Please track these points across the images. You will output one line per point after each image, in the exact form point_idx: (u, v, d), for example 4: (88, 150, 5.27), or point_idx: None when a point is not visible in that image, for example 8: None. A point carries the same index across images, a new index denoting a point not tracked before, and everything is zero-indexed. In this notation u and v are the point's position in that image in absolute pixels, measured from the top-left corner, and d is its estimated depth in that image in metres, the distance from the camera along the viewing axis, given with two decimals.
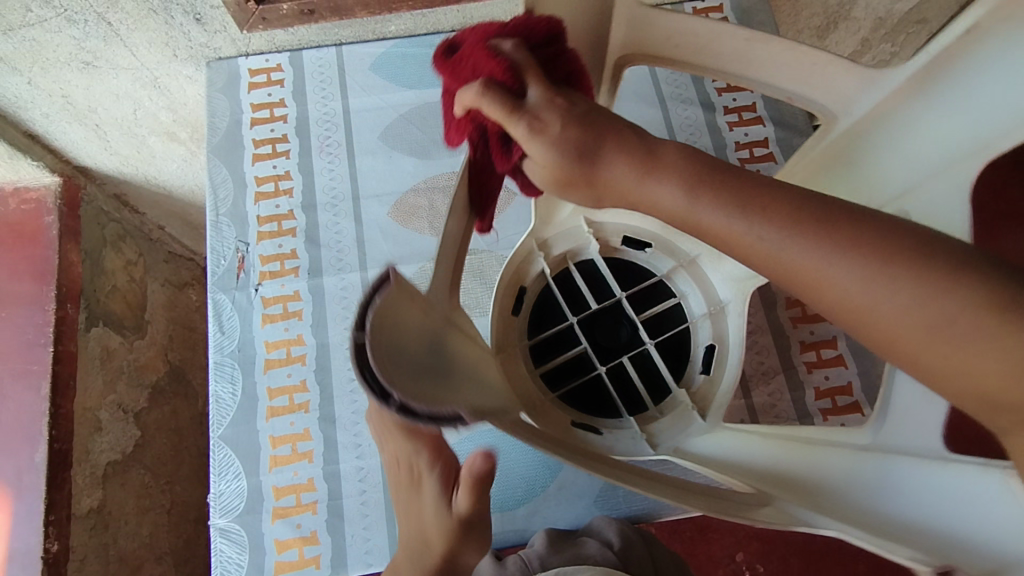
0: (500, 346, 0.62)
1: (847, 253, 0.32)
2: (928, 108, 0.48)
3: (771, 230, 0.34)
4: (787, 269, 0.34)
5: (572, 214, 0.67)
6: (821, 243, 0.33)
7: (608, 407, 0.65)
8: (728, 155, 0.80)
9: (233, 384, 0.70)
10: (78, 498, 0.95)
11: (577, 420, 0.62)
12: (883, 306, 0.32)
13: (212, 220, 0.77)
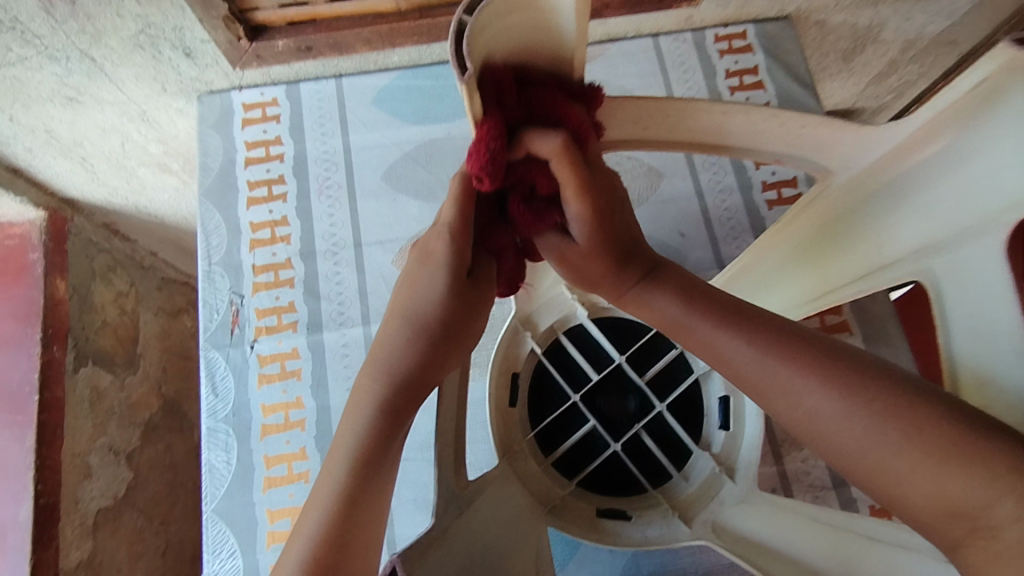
0: (506, 448, 0.63)
1: (828, 385, 0.29)
2: (877, 205, 0.42)
3: (702, 320, 0.35)
4: (756, 391, 0.32)
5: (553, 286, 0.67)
6: (806, 372, 0.30)
7: (631, 485, 0.64)
8: (755, 196, 0.74)
9: (228, 452, 0.65)
10: (66, 552, 0.90)
11: (601, 507, 0.63)
12: (854, 442, 0.28)
13: (204, 270, 0.72)
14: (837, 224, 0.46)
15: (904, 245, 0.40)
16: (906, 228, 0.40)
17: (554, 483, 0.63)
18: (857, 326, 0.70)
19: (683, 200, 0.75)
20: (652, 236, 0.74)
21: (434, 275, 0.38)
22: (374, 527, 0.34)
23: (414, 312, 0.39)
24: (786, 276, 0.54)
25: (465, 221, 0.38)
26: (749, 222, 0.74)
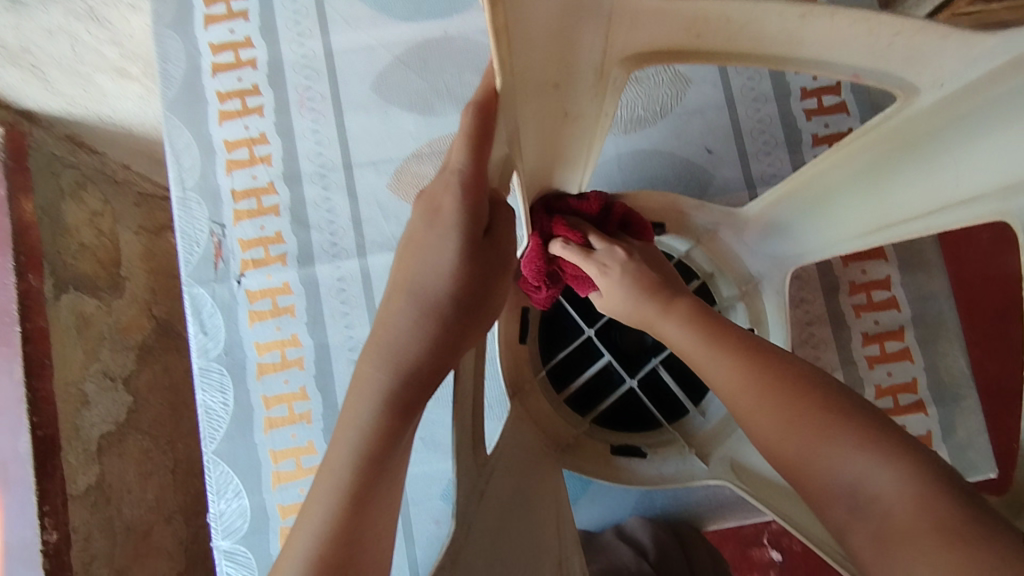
0: (517, 387, 0.58)
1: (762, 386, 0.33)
2: (934, 147, 0.37)
3: (686, 334, 0.39)
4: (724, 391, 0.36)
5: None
6: (748, 373, 0.34)
7: (645, 420, 0.62)
8: (792, 105, 0.66)
9: (224, 393, 0.62)
10: (73, 477, 0.82)
11: (616, 444, 0.60)
12: (774, 432, 0.31)
13: (178, 196, 0.64)
14: (886, 161, 0.41)
15: (983, 183, 0.35)
16: (984, 165, 0.35)
17: (566, 423, 0.59)
18: (895, 251, 0.65)
19: (711, 110, 0.66)
20: (675, 153, 0.66)
21: (445, 246, 0.36)
22: (381, 517, 0.32)
23: (425, 290, 0.36)
24: (816, 215, 0.50)
25: (476, 179, 0.33)
26: (784, 136, 0.66)
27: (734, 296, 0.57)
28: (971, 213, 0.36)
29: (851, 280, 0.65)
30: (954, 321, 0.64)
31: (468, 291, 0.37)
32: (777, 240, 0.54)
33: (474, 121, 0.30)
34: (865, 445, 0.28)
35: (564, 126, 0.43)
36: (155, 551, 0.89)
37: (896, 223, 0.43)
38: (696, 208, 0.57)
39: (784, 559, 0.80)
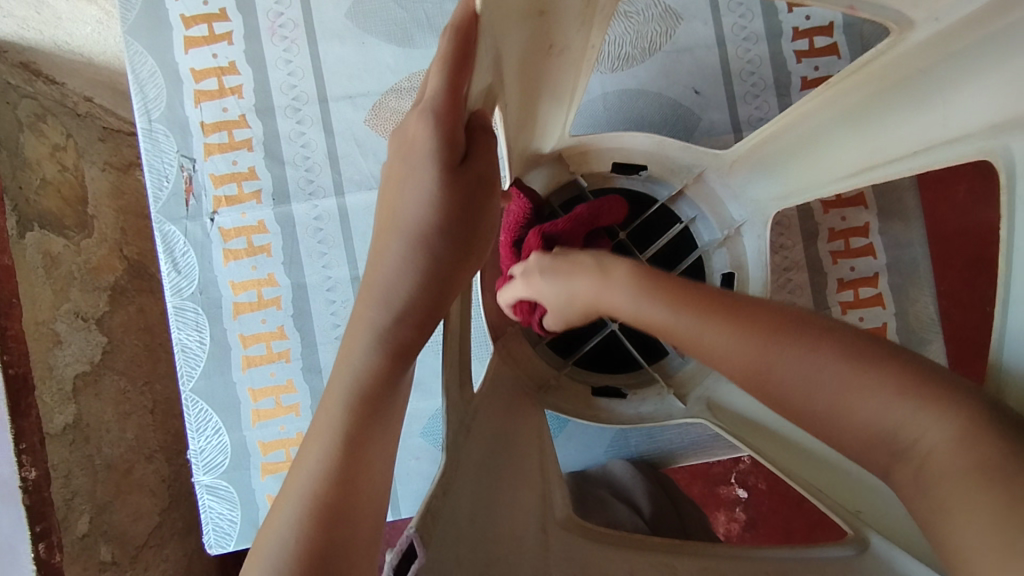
0: (500, 332, 0.57)
1: (732, 323, 0.33)
2: (922, 85, 0.37)
3: (644, 300, 0.37)
4: (691, 344, 0.34)
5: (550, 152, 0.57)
6: (710, 319, 0.34)
7: (628, 361, 0.63)
8: (783, 46, 0.64)
9: (200, 331, 0.61)
10: (50, 416, 0.78)
11: (596, 386, 0.61)
12: (792, 374, 0.30)
13: (143, 127, 0.61)
14: (873, 100, 0.41)
15: (970, 120, 0.35)
16: (974, 99, 0.35)
17: (548, 365, 0.59)
18: (875, 197, 0.65)
19: (701, 49, 0.64)
20: (661, 93, 0.65)
21: (429, 178, 0.35)
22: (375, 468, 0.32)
23: (409, 219, 0.36)
24: (800, 159, 0.49)
25: (455, 105, 0.32)
26: (773, 77, 0.64)
27: (716, 240, 0.58)
28: (954, 152, 0.36)
29: (831, 226, 0.65)
30: (927, 268, 0.65)
31: (454, 216, 0.36)
32: (758, 184, 0.54)
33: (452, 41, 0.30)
34: (908, 393, 0.26)
35: (547, 59, 0.42)
36: (137, 488, 0.91)
37: (880, 163, 0.43)
38: (680, 150, 0.56)
39: (749, 496, 0.84)
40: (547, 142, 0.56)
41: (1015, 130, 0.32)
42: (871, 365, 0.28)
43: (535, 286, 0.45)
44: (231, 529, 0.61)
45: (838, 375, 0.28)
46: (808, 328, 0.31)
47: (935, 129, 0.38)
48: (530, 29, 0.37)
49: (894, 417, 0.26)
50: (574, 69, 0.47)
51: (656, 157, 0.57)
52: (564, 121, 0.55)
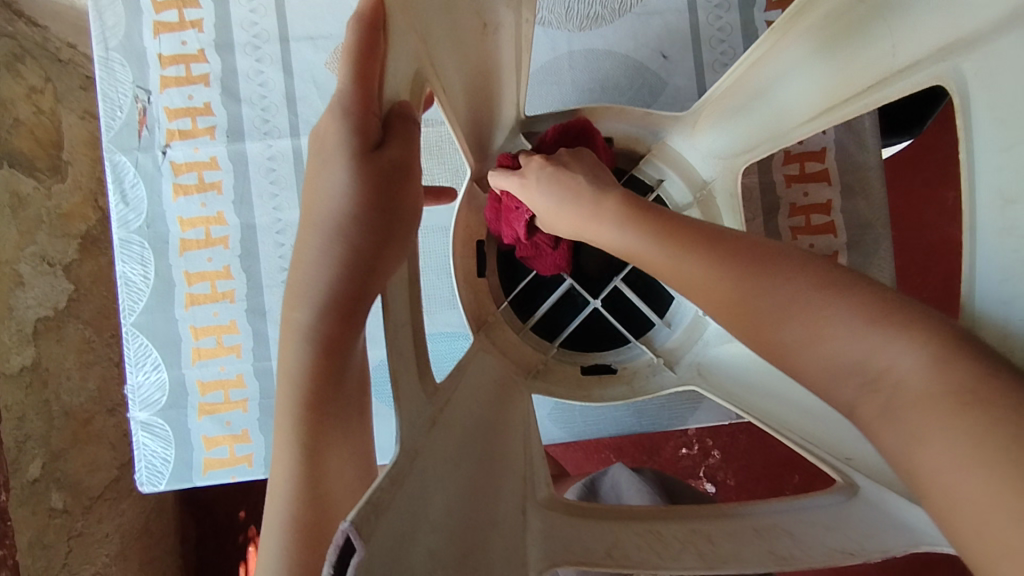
0: (480, 321, 0.54)
1: (715, 260, 0.32)
2: (877, 16, 0.37)
3: (628, 235, 0.37)
4: (681, 281, 0.33)
5: (508, 136, 0.54)
6: (677, 250, 0.33)
7: (613, 337, 0.59)
8: (755, 15, 0.63)
9: (145, 265, 0.60)
10: (7, 357, 0.76)
11: (586, 364, 0.58)
12: (791, 333, 0.28)
13: (99, 55, 0.60)
14: (829, 37, 0.40)
15: (921, 47, 0.36)
16: (934, 18, 0.34)
17: (534, 348, 0.56)
18: (839, 174, 0.64)
19: (671, 13, 0.63)
20: (629, 56, 0.64)
21: (344, 169, 0.35)
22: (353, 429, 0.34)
23: (330, 213, 0.36)
24: (764, 108, 0.46)
25: (366, 92, 0.32)
26: (743, 46, 0.63)
27: (688, 202, 0.54)
28: (908, 82, 0.37)
29: (792, 201, 0.64)
30: (889, 250, 0.63)
31: (375, 211, 0.35)
32: (715, 147, 0.52)
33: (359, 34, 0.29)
34: (879, 325, 0.26)
35: (484, 43, 0.39)
36: (96, 439, 0.90)
37: (834, 106, 0.41)
38: (643, 118, 0.54)
39: (716, 492, 0.89)
40: (501, 128, 0.52)
41: (965, 51, 0.33)
42: (858, 292, 0.27)
43: (532, 193, 0.44)
44: (165, 468, 0.60)
45: (820, 306, 0.28)
46: (804, 261, 0.30)
47: (899, 55, 0.37)
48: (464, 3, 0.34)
49: (870, 344, 0.26)
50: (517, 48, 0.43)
51: (621, 131, 0.55)
52: (516, 103, 0.52)
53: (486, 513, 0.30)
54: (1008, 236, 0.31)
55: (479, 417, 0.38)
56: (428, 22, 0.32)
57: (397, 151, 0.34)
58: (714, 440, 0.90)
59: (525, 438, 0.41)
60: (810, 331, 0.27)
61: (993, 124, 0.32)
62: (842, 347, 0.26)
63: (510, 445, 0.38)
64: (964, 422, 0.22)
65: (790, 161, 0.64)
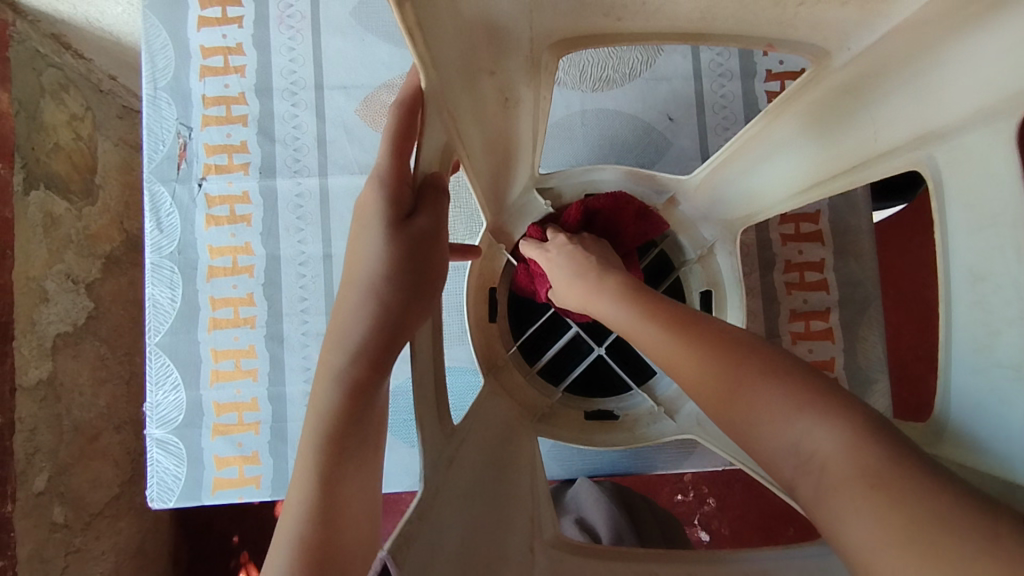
0: (490, 363, 0.59)
1: (689, 341, 0.37)
2: (860, 106, 0.40)
3: (624, 312, 0.43)
4: (663, 356, 0.38)
5: (522, 191, 0.58)
6: (663, 331, 0.39)
7: (612, 385, 0.63)
8: (756, 86, 0.68)
9: (173, 289, 0.64)
10: (25, 369, 0.78)
11: (590, 410, 0.61)
12: (745, 409, 0.32)
13: (148, 93, 0.65)
14: (819, 119, 0.44)
15: (901, 135, 0.39)
16: (906, 112, 0.38)
17: (539, 393, 0.59)
18: (832, 236, 0.68)
19: (678, 80, 0.68)
20: (637, 117, 0.68)
21: (378, 238, 0.37)
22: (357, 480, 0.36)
23: (362, 277, 0.38)
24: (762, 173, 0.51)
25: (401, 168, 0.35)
26: (744, 112, 0.68)
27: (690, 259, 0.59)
28: (887, 166, 0.40)
29: (787, 258, 0.68)
30: (877, 309, 0.67)
31: (405, 274, 0.37)
32: (722, 202, 0.56)
33: (399, 119, 0.34)
34: (807, 410, 0.29)
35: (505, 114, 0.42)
36: (101, 455, 0.90)
37: (824, 179, 0.45)
38: (646, 180, 0.59)
39: (711, 540, 0.90)
40: (518, 184, 0.57)
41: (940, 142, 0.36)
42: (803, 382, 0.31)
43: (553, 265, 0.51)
44: (175, 484, 0.63)
45: (770, 386, 0.31)
46: (768, 352, 0.34)
47: (876, 141, 0.40)
48: (483, 86, 0.36)
49: (804, 424, 0.29)
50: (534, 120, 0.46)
51: (626, 187, 0.59)
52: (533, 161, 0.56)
53: (491, 541, 0.32)
54: (975, 308, 0.34)
55: (485, 451, 0.41)
56: (455, 101, 0.34)
57: (427, 221, 0.37)
58: (710, 488, 0.91)
59: (527, 476, 0.44)
60: (752, 409, 0.32)
61: (963, 208, 0.35)
62: (782, 425, 0.30)
63: (514, 481, 0.41)
64: (868, 506, 0.24)
65: (786, 221, 0.68)
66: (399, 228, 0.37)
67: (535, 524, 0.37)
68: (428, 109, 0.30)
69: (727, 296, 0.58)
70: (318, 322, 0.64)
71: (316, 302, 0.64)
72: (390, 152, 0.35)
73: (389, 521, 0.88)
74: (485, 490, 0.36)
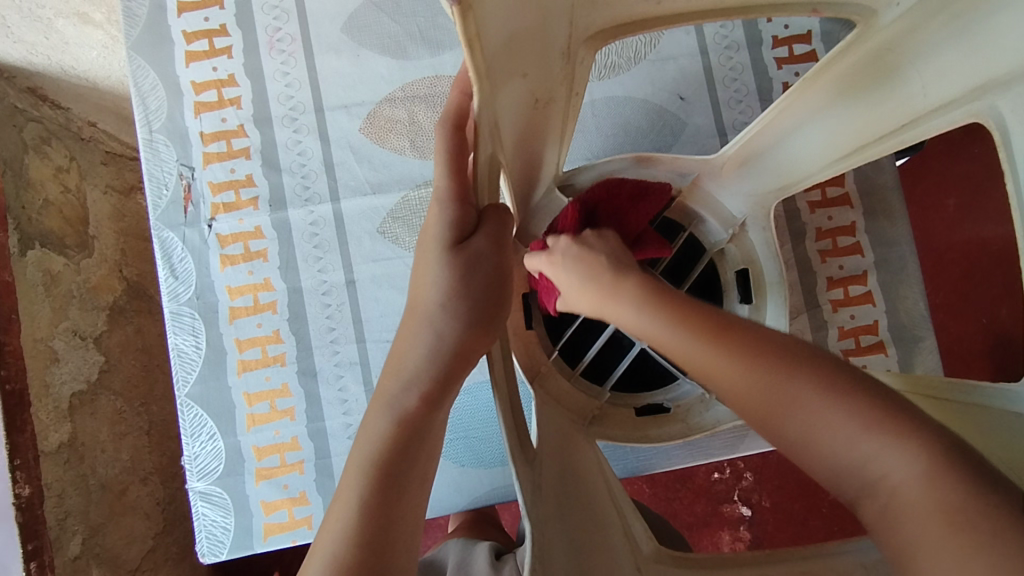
0: (534, 371, 0.56)
1: (722, 350, 0.33)
2: (905, 63, 0.40)
3: (647, 317, 0.37)
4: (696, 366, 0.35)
5: (545, 191, 0.55)
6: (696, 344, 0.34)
7: (656, 377, 0.61)
8: (764, 54, 0.66)
9: (196, 336, 0.62)
10: (44, 434, 0.72)
11: (638, 406, 0.59)
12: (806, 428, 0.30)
13: (145, 138, 0.63)
14: (859, 80, 0.43)
15: (954, 87, 0.38)
16: (959, 64, 0.37)
17: (587, 396, 0.57)
18: (860, 198, 0.66)
19: (684, 58, 0.67)
20: (647, 100, 0.67)
21: (440, 263, 0.37)
22: (412, 507, 0.35)
23: (426, 301, 0.38)
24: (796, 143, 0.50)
25: (464, 185, 0.35)
26: (755, 83, 0.66)
27: (722, 240, 0.57)
28: (943, 121, 0.39)
29: (818, 226, 0.66)
30: (915, 266, 0.65)
31: (464, 302, 0.37)
32: (752, 177, 0.54)
33: (451, 138, 0.35)
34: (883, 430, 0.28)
35: (535, 115, 0.41)
36: (131, 510, 0.83)
37: (869, 141, 0.44)
38: (669, 164, 0.56)
39: (753, 514, 0.87)
40: (542, 184, 0.54)
41: (1001, 90, 0.35)
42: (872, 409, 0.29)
43: None
44: (225, 536, 0.61)
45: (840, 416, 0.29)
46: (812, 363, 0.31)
47: (927, 98, 0.40)
48: (519, 88, 0.36)
49: (902, 470, 0.27)
50: (563, 118, 0.46)
51: (648, 174, 0.57)
52: (555, 161, 0.54)
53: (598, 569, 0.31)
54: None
55: (560, 470, 0.39)
56: (498, 108, 0.33)
57: (485, 242, 0.37)
58: (745, 462, 0.88)
59: (606, 486, 0.42)
60: (830, 446, 0.29)
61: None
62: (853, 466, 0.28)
63: (597, 496, 0.39)
64: None
65: (812, 188, 0.67)
66: (458, 251, 0.37)
67: (631, 542, 0.35)
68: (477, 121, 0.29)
69: (766, 274, 0.56)
70: (350, 351, 0.62)
71: (345, 331, 0.62)
72: (449, 171, 0.35)
73: (429, 538, 0.87)
74: (574, 511, 0.34)
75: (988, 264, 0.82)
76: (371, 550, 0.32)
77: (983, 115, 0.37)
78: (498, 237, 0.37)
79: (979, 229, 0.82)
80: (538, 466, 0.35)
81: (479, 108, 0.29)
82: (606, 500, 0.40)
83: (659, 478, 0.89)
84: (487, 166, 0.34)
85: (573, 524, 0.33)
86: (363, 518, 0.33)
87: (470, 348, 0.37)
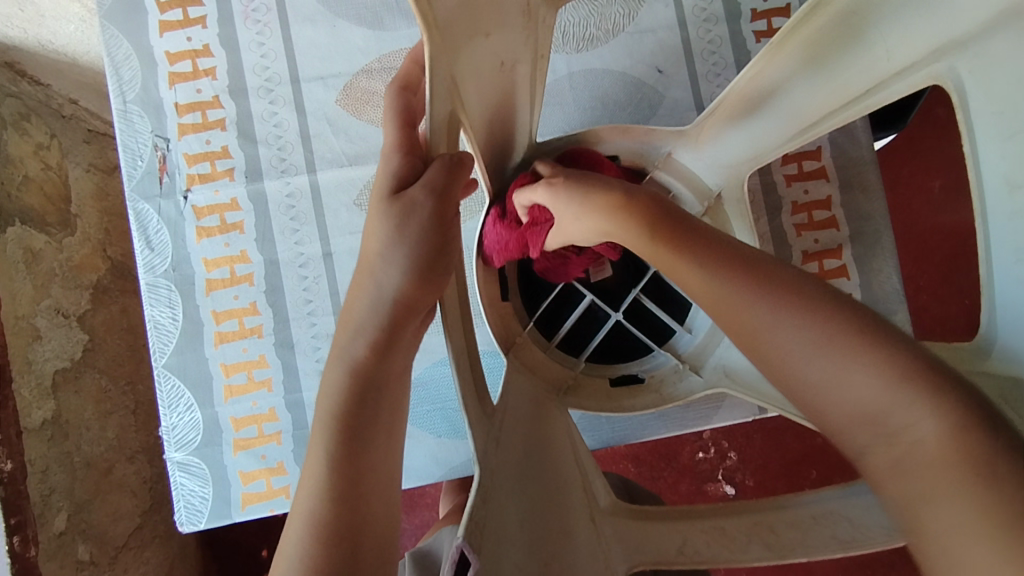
0: (509, 342, 0.56)
1: (741, 278, 0.32)
2: (871, 26, 0.40)
3: (649, 241, 0.36)
4: (703, 299, 0.33)
5: (520, 161, 0.55)
6: (722, 269, 0.33)
7: (633, 348, 0.61)
8: (742, 27, 0.66)
9: (172, 307, 0.62)
10: (27, 410, 0.72)
11: (613, 376, 0.59)
12: (820, 372, 0.29)
13: (119, 108, 0.63)
14: (829, 45, 0.43)
15: (915, 50, 0.39)
16: (921, 29, 0.38)
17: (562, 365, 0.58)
18: (836, 171, 0.67)
19: (662, 30, 0.66)
20: (626, 73, 0.67)
21: (382, 211, 0.38)
22: (377, 463, 0.36)
23: (372, 254, 0.39)
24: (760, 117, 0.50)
25: (410, 140, 0.39)
26: (734, 56, 0.66)
27: (699, 213, 0.56)
28: (904, 84, 0.41)
29: (794, 200, 0.67)
30: (889, 240, 0.66)
31: (403, 248, 0.37)
32: (724, 149, 0.53)
33: (399, 98, 0.41)
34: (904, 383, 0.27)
35: (501, 79, 0.41)
36: (118, 488, 0.84)
37: (836, 107, 0.45)
38: (646, 134, 0.55)
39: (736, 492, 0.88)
40: (516, 154, 0.54)
41: (961, 52, 0.37)
42: (875, 347, 0.28)
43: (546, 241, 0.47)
44: (203, 506, 0.61)
45: (848, 352, 0.29)
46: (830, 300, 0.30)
47: (893, 61, 0.41)
48: (481, 47, 0.36)
49: (891, 398, 0.27)
50: (531, 81, 0.46)
51: (624, 146, 0.56)
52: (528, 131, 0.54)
53: (557, 522, 0.32)
54: (1012, 220, 0.34)
55: (528, 434, 0.40)
56: (457, 66, 0.33)
57: (422, 193, 0.37)
58: (729, 441, 0.89)
59: (576, 448, 0.43)
60: (833, 368, 0.29)
61: (992, 116, 0.35)
62: (856, 402, 0.28)
63: (563, 453, 0.40)
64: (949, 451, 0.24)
65: (788, 162, 0.67)
66: (398, 202, 0.38)
67: (590, 497, 0.36)
68: (432, 74, 0.29)
69: None
70: (327, 323, 0.62)
71: (322, 303, 0.63)
72: (397, 127, 0.40)
73: (414, 515, 0.88)
74: (537, 468, 0.35)
75: (962, 242, 0.83)
76: (346, 503, 0.35)
77: (942, 79, 0.39)
78: (440, 187, 0.36)
79: (953, 206, 0.83)
80: (500, 424, 0.36)
81: (431, 65, 0.29)
82: (573, 460, 0.40)
83: (643, 456, 0.90)
84: (444, 123, 0.34)
85: (529, 472, 0.34)
86: (335, 472, 0.35)
87: (416, 300, 0.38)
